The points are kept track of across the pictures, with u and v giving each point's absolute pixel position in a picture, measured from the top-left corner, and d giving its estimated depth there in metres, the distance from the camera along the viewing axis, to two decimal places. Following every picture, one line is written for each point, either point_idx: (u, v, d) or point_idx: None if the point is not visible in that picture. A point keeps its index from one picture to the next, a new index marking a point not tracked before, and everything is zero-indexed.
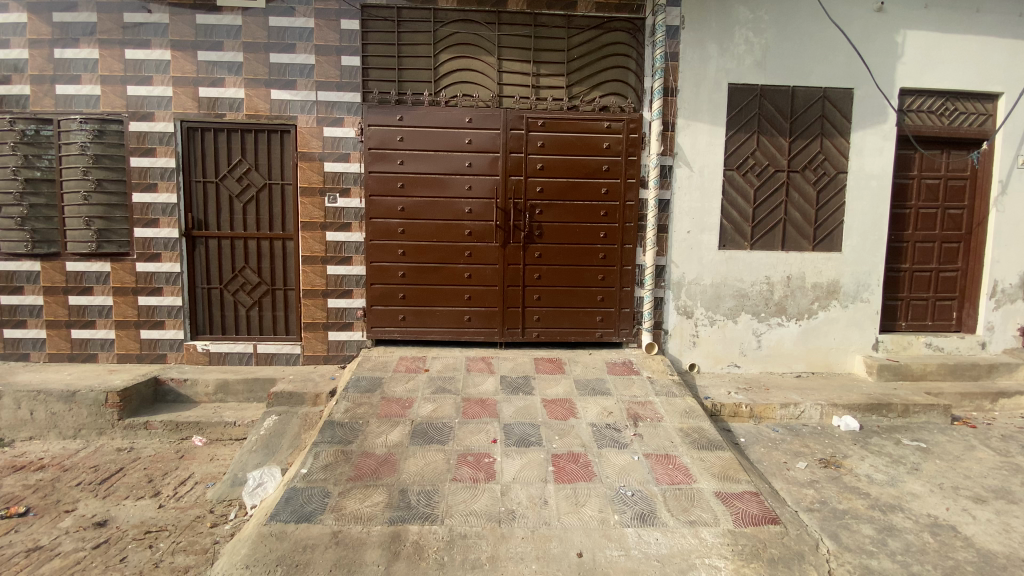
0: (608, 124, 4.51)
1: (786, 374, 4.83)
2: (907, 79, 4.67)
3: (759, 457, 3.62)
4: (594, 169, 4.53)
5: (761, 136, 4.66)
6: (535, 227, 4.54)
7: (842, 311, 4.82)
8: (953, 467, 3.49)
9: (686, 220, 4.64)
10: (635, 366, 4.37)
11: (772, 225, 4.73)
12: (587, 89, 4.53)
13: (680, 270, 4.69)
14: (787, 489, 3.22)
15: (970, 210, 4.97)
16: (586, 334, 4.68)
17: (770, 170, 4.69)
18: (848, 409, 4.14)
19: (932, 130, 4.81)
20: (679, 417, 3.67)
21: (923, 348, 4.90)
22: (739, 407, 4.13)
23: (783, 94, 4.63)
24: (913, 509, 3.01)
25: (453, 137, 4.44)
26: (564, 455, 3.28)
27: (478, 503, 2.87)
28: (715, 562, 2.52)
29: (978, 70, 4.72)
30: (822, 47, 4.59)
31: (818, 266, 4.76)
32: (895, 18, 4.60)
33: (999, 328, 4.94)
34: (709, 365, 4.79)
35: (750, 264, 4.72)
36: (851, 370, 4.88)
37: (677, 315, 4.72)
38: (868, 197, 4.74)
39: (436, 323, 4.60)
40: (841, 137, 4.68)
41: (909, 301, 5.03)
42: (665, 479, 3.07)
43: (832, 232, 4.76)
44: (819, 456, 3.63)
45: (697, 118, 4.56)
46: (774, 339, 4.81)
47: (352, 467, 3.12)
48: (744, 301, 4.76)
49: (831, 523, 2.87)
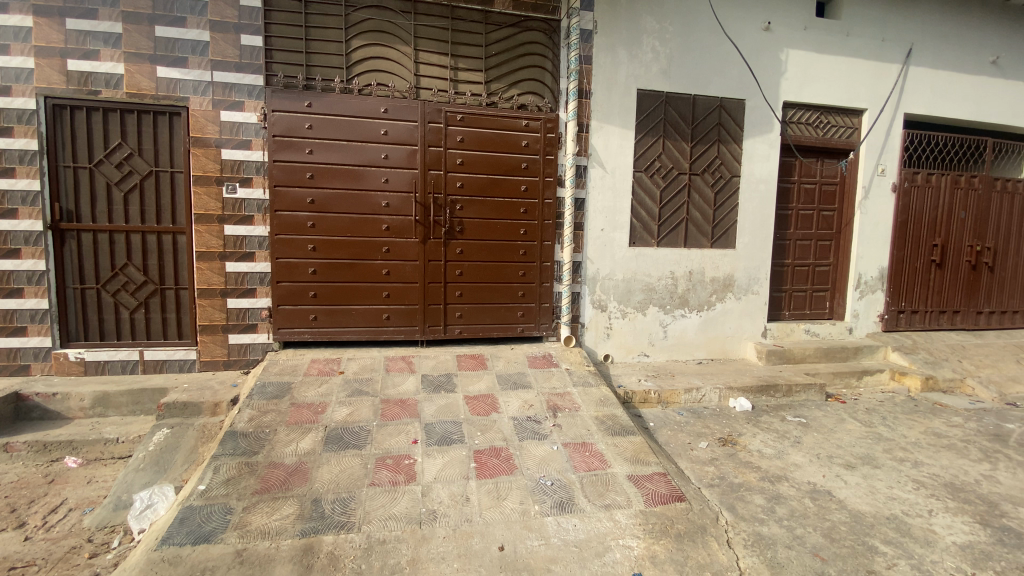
0: (527, 123, 4.58)
1: (688, 361, 5.21)
2: (789, 93, 5.20)
3: (666, 439, 3.86)
4: (514, 166, 4.58)
5: (666, 140, 4.97)
6: (455, 223, 4.50)
7: (736, 303, 5.28)
8: (827, 439, 3.94)
9: (600, 218, 4.84)
10: (555, 359, 4.47)
11: (676, 224, 5.07)
12: (506, 86, 4.56)
13: (595, 266, 4.88)
14: (691, 468, 3.46)
15: (839, 212, 5.66)
16: (508, 329, 4.72)
17: (674, 173, 5.02)
18: (742, 391, 4.55)
19: (809, 140, 5.41)
20: (596, 406, 3.82)
21: (803, 334, 5.50)
22: (648, 394, 4.39)
23: (686, 101, 4.97)
24: (796, 478, 3.35)
25: (368, 128, 4.26)
26: (485, 451, 3.27)
27: (398, 506, 2.78)
28: (629, 542, 2.62)
29: (846, 88, 5.36)
30: (719, 60, 4.98)
31: (716, 262, 5.17)
32: (779, 38, 5.11)
33: (862, 315, 5.67)
34: (621, 355, 5.04)
35: (657, 260, 5.03)
36: (744, 356, 5.37)
37: (593, 309, 4.91)
38: (757, 200, 5.22)
39: (351, 322, 4.40)
40: (735, 144, 5.13)
41: (792, 292, 5.64)
42: (583, 466, 3.18)
43: (728, 230, 5.19)
44: (718, 435, 3.94)
45: (609, 121, 4.77)
46: (679, 329, 5.16)
47: (257, 479, 2.89)
48: (653, 295, 5.06)
49: (729, 496, 3.12)
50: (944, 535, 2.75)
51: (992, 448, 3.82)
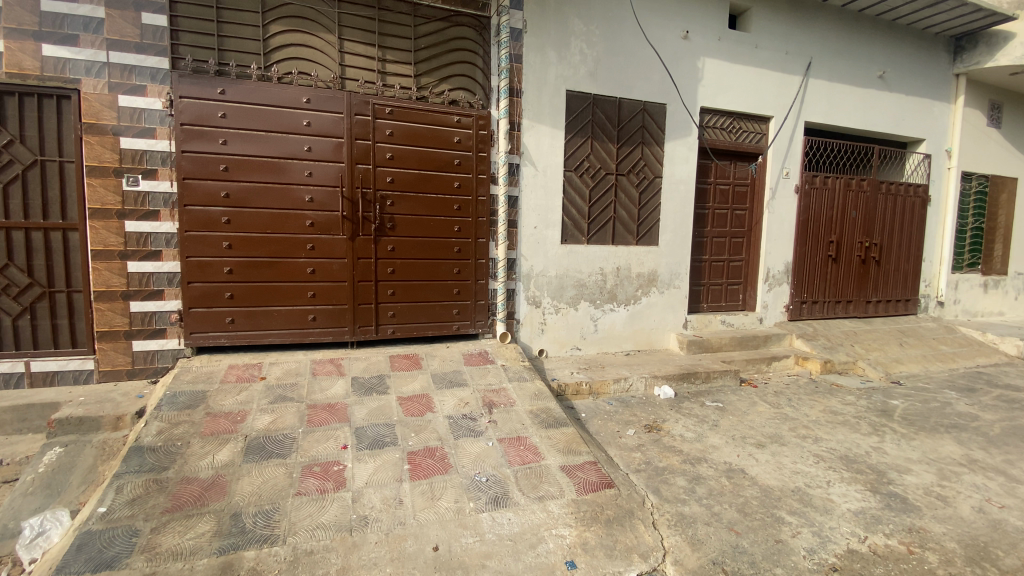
0: (458, 118, 4.54)
1: (617, 353, 5.42)
2: (705, 99, 5.54)
3: (597, 429, 4.00)
4: (446, 162, 4.53)
5: (594, 141, 5.13)
6: (386, 219, 4.38)
7: (660, 296, 5.56)
8: (741, 421, 4.25)
9: (533, 216, 4.91)
10: (490, 356, 4.49)
11: (605, 222, 5.25)
12: (436, 80, 4.50)
13: (529, 263, 4.94)
14: (620, 455, 3.61)
15: (749, 212, 6.13)
16: (443, 327, 4.68)
17: (602, 172, 5.19)
18: (665, 380, 4.80)
19: (724, 144, 5.79)
20: (530, 400, 3.88)
21: (720, 324, 5.90)
22: (580, 386, 4.53)
23: (612, 104, 5.15)
24: (714, 459, 3.59)
25: (289, 118, 4.04)
26: (419, 451, 3.22)
27: (327, 515, 2.66)
28: (561, 531, 2.68)
29: (755, 96, 5.79)
30: (642, 65, 5.21)
31: (641, 258, 5.42)
32: (696, 47, 5.42)
33: (771, 305, 6.18)
34: (555, 350, 5.15)
35: (588, 257, 5.19)
36: (668, 346, 5.67)
37: (527, 305, 4.98)
38: (678, 199, 5.53)
39: (274, 324, 4.17)
40: (657, 146, 5.39)
41: (709, 286, 6.04)
42: (517, 460, 3.21)
43: (652, 228, 5.46)
44: (645, 422, 4.14)
45: (540, 120, 4.84)
46: (608, 323, 5.36)
47: (168, 497, 2.67)
48: (584, 290, 5.21)
49: (654, 480, 3.29)
50: (841, 503, 3.05)
51: (878, 423, 4.29)
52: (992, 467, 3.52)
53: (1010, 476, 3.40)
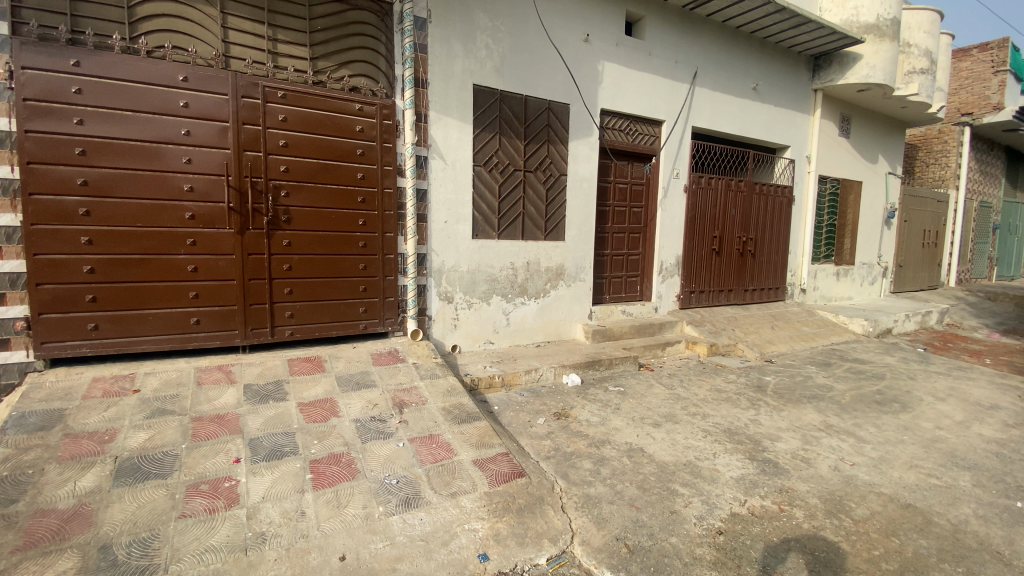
0: (359, 107, 4.34)
1: (528, 345, 5.55)
2: (606, 101, 5.82)
3: (509, 420, 4.06)
4: (347, 152, 4.31)
5: (501, 136, 5.17)
6: (281, 212, 4.07)
7: (567, 289, 5.77)
8: (640, 403, 4.55)
9: (442, 210, 4.84)
10: (401, 355, 4.37)
11: (514, 217, 5.33)
12: (335, 65, 4.25)
13: (440, 258, 4.88)
14: (531, 444, 3.70)
15: (645, 209, 6.57)
16: (349, 327, 4.48)
17: (510, 168, 5.26)
18: (572, 368, 5.02)
19: (622, 145, 6.13)
20: (442, 397, 3.84)
21: (621, 314, 6.27)
22: (493, 379, 4.58)
23: (518, 100, 5.22)
24: (617, 440, 3.81)
25: (162, 98, 3.62)
26: (323, 459, 3.05)
27: (217, 536, 2.43)
28: (474, 525, 2.69)
29: (650, 101, 6.19)
30: (547, 64, 5.34)
31: (549, 253, 5.59)
32: (597, 50, 5.67)
33: (665, 295, 6.71)
34: (468, 344, 5.14)
35: (498, 251, 5.24)
36: (575, 336, 5.92)
37: (439, 301, 4.91)
38: (582, 196, 5.76)
39: (149, 330, 3.72)
40: (562, 145, 5.57)
41: (612, 279, 6.39)
42: (429, 459, 3.17)
43: (558, 224, 5.64)
44: (554, 410, 4.28)
45: (447, 113, 4.78)
46: (519, 316, 5.46)
47: (15, 535, 2.27)
48: (496, 285, 5.26)
49: (562, 465, 3.41)
50: (725, 471, 3.38)
51: (755, 397, 4.82)
52: (844, 430, 4.11)
53: (857, 437, 3.99)
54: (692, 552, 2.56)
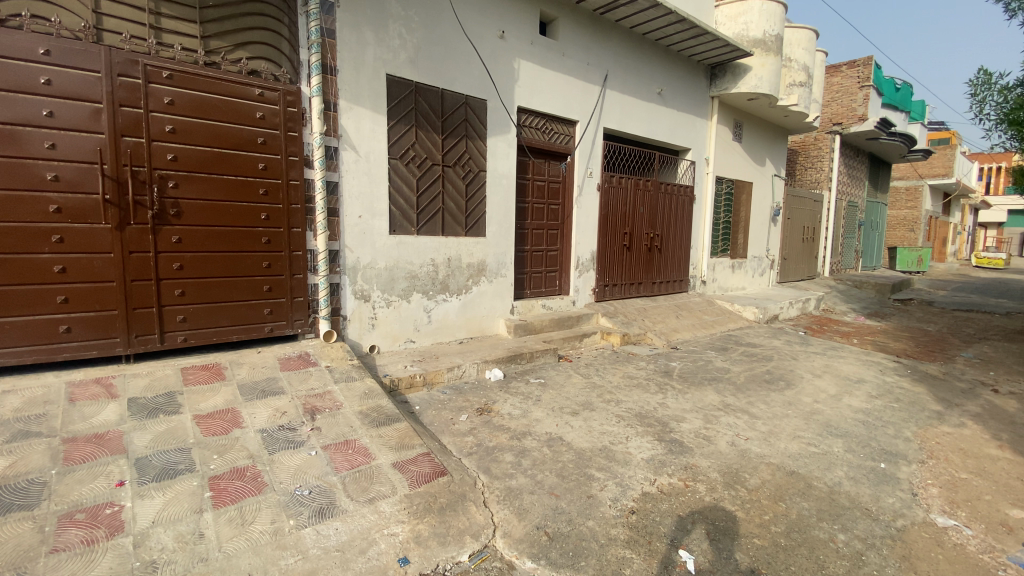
0: (260, 92, 4.03)
1: (451, 342, 5.50)
2: (522, 99, 5.90)
3: (430, 419, 4.00)
4: (247, 141, 3.99)
5: (418, 130, 5.05)
6: (168, 205, 3.68)
7: (489, 285, 5.79)
8: (559, 394, 4.68)
9: (356, 204, 4.64)
10: (312, 358, 4.15)
11: (433, 213, 5.24)
12: (231, 46, 3.90)
13: (354, 255, 4.68)
14: (452, 442, 3.67)
15: (562, 206, 6.75)
16: (252, 330, 4.17)
17: (428, 163, 5.15)
18: (494, 363, 5.05)
19: (539, 143, 6.24)
20: (359, 400, 3.69)
21: (541, 308, 6.42)
22: (414, 378, 4.48)
23: (434, 94, 5.13)
24: (537, 432, 3.89)
25: (18, 73, 3.14)
26: (225, 475, 2.81)
27: (97, 569, 2.15)
28: (393, 530, 2.61)
29: (564, 100, 6.37)
30: (463, 59, 5.30)
31: (469, 249, 5.56)
32: (512, 47, 5.72)
33: (581, 289, 6.97)
34: (387, 344, 4.99)
35: (418, 248, 5.12)
36: (497, 331, 5.96)
37: (355, 300, 4.72)
38: (501, 193, 5.79)
39: (5, 341, 3.22)
40: (480, 140, 5.56)
41: (532, 274, 6.52)
42: (345, 465, 3.03)
43: (478, 220, 5.63)
44: (477, 406, 4.28)
45: (358, 103, 4.58)
46: (441, 313, 5.39)
47: None
48: (416, 282, 5.15)
49: (484, 460, 3.42)
50: (637, 454, 3.58)
51: (663, 382, 5.16)
52: (739, 408, 4.51)
53: (750, 414, 4.41)
54: (608, 534, 2.68)
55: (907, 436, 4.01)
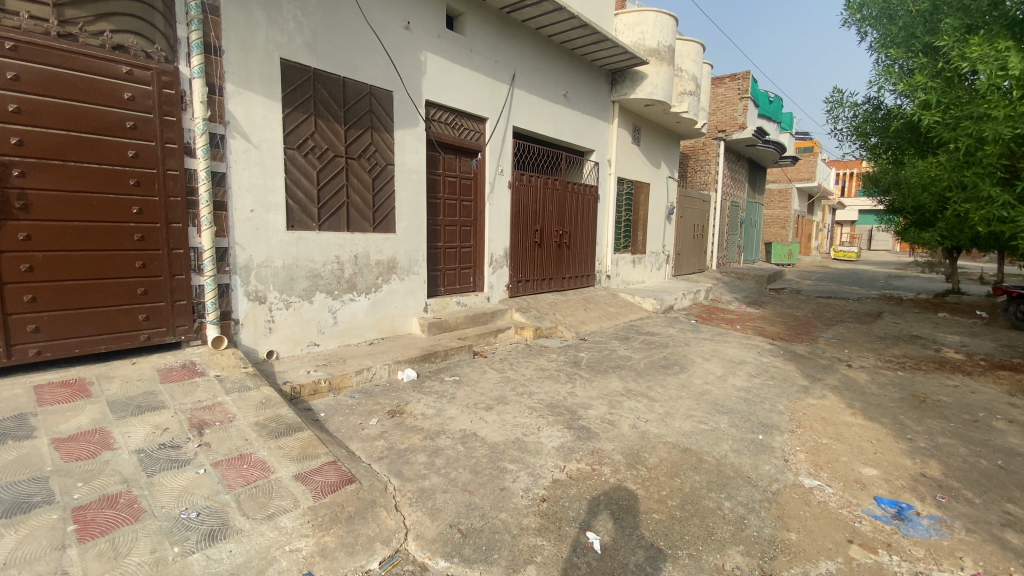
0: (129, 70, 3.57)
1: (360, 344, 5.28)
2: (430, 92, 5.80)
3: (337, 426, 3.81)
4: (113, 125, 3.52)
5: (317, 119, 4.76)
6: (11, 196, 3.14)
7: (400, 283, 5.64)
8: (473, 389, 4.69)
9: (247, 197, 4.29)
10: (199, 368, 3.79)
11: (336, 208, 4.98)
12: (91, 16, 3.43)
13: (247, 253, 4.32)
14: (361, 447, 3.52)
15: (474, 203, 6.75)
16: (125, 339, 3.69)
17: (330, 154, 4.88)
18: (407, 363, 4.93)
19: (448, 138, 6.18)
20: (255, 411, 3.42)
21: (455, 305, 6.38)
22: (318, 384, 4.24)
23: (335, 82, 4.87)
24: (451, 430, 3.86)
25: None
26: (93, 504, 2.45)
27: None
28: (295, 545, 2.44)
29: (473, 97, 6.36)
30: (366, 48, 5.09)
31: (378, 246, 5.37)
32: (418, 39, 5.59)
33: (495, 286, 7.04)
34: (287, 349, 4.67)
35: (320, 245, 4.85)
36: (410, 330, 5.83)
37: (248, 301, 4.36)
38: (410, 188, 5.64)
39: None
40: (387, 133, 5.38)
41: (445, 271, 6.45)
42: (239, 482, 2.78)
43: (386, 216, 5.46)
44: (388, 409, 4.15)
45: (248, 88, 4.23)
46: (348, 313, 5.16)
47: None
48: (319, 281, 4.87)
49: (396, 463, 3.33)
50: (548, 443, 3.69)
51: (572, 372, 5.38)
52: (640, 392, 4.83)
53: (649, 397, 4.73)
54: (520, 523, 2.73)
55: (780, 409, 4.54)
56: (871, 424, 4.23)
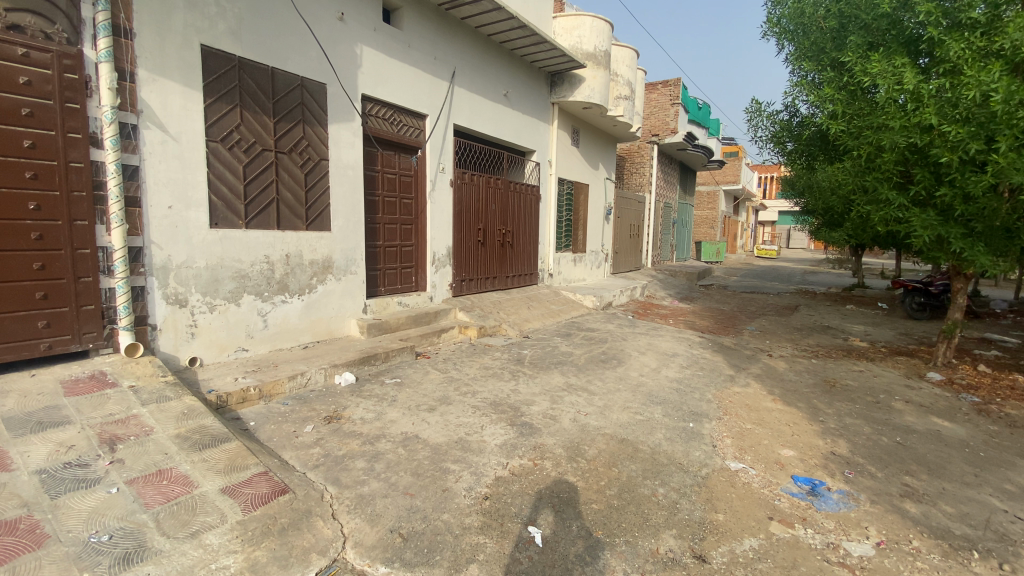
0: (24, 52, 3.25)
1: (294, 348, 5.05)
2: (366, 87, 5.63)
3: (269, 435, 3.62)
4: (5, 112, 3.20)
5: (243, 110, 4.50)
6: None
7: (336, 284, 5.44)
8: (415, 391, 4.62)
9: (164, 193, 3.98)
10: (110, 378, 3.48)
11: (265, 204, 4.73)
12: None
13: (164, 252, 4.01)
14: (295, 456, 3.37)
15: (414, 201, 6.63)
16: (21, 348, 3.34)
17: (258, 148, 4.63)
18: (345, 366, 4.77)
19: (386, 134, 6.04)
20: (176, 422, 3.19)
21: (397, 306, 6.24)
22: (247, 392, 4.01)
23: (262, 72, 4.62)
24: (391, 433, 3.77)
25: None
26: None
27: None
28: (223, 563, 2.28)
29: (411, 93, 6.25)
30: (296, 38, 4.86)
31: (312, 245, 5.16)
32: (352, 31, 5.42)
33: (438, 285, 6.96)
34: (212, 356, 4.38)
35: (248, 244, 4.58)
36: (348, 333, 5.64)
37: (166, 305, 4.05)
38: (346, 184, 5.45)
39: None
40: (320, 127, 5.17)
41: (385, 271, 6.30)
42: (158, 500, 2.57)
43: (321, 213, 5.24)
44: (324, 415, 3.99)
45: (164, 75, 3.92)
46: (280, 316, 4.91)
47: None
48: (246, 283, 4.60)
49: (333, 471, 3.21)
50: (491, 441, 3.70)
51: (515, 369, 5.43)
52: (580, 387, 4.95)
53: (589, 391, 4.86)
54: (462, 523, 2.72)
55: (709, 398, 4.81)
56: (789, 408, 4.58)
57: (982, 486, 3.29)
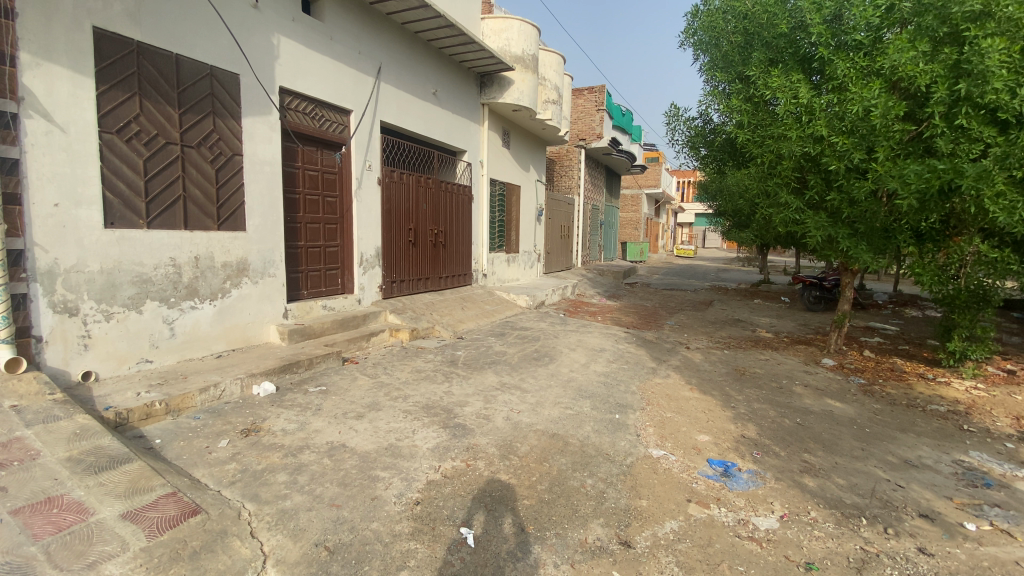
0: None
1: (205, 357, 4.68)
2: (284, 79, 5.35)
3: (177, 453, 3.33)
4: None
5: (143, 99, 4.12)
6: None
7: (253, 287, 5.12)
8: (343, 398, 4.45)
9: (49, 188, 3.56)
10: None
11: (170, 202, 4.35)
12: None
13: (50, 255, 3.59)
14: (209, 473, 3.13)
15: (340, 200, 6.37)
16: None
17: (160, 141, 4.25)
18: (264, 375, 4.50)
19: (308, 129, 5.77)
20: (67, 444, 2.86)
21: (321, 309, 5.99)
22: (152, 407, 3.68)
23: (165, 59, 4.26)
24: (316, 443, 3.61)
25: None
26: None
27: None
28: None
29: (334, 88, 6.02)
30: (205, 24, 4.53)
31: (225, 246, 4.82)
32: (268, 20, 5.13)
33: (366, 287, 6.74)
34: (109, 369, 3.97)
35: (150, 245, 4.20)
36: (267, 339, 5.32)
37: (52, 314, 3.63)
38: (263, 182, 5.15)
39: None
40: (233, 120, 4.84)
41: (308, 273, 6.00)
42: (48, 530, 2.30)
43: (234, 212, 4.91)
44: (241, 428, 3.74)
45: (50, 58, 3.53)
46: (189, 323, 4.54)
47: None
48: (149, 288, 4.21)
49: (251, 487, 3.01)
50: (423, 445, 3.64)
51: (448, 371, 5.38)
52: (513, 385, 5.01)
53: (521, 389, 4.94)
54: (393, 531, 2.66)
55: (634, 390, 5.05)
56: (705, 397, 4.92)
57: (868, 458, 3.71)
